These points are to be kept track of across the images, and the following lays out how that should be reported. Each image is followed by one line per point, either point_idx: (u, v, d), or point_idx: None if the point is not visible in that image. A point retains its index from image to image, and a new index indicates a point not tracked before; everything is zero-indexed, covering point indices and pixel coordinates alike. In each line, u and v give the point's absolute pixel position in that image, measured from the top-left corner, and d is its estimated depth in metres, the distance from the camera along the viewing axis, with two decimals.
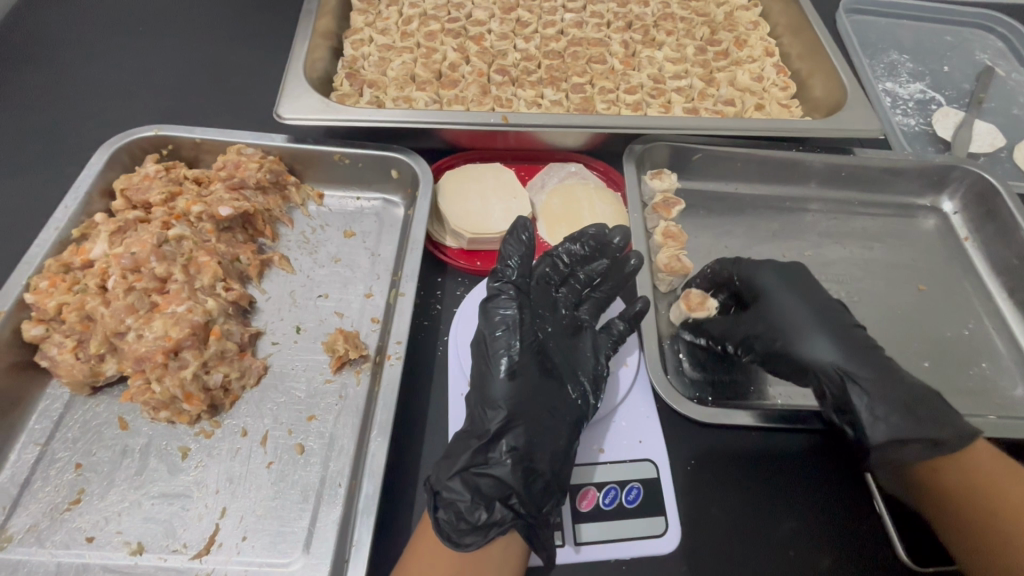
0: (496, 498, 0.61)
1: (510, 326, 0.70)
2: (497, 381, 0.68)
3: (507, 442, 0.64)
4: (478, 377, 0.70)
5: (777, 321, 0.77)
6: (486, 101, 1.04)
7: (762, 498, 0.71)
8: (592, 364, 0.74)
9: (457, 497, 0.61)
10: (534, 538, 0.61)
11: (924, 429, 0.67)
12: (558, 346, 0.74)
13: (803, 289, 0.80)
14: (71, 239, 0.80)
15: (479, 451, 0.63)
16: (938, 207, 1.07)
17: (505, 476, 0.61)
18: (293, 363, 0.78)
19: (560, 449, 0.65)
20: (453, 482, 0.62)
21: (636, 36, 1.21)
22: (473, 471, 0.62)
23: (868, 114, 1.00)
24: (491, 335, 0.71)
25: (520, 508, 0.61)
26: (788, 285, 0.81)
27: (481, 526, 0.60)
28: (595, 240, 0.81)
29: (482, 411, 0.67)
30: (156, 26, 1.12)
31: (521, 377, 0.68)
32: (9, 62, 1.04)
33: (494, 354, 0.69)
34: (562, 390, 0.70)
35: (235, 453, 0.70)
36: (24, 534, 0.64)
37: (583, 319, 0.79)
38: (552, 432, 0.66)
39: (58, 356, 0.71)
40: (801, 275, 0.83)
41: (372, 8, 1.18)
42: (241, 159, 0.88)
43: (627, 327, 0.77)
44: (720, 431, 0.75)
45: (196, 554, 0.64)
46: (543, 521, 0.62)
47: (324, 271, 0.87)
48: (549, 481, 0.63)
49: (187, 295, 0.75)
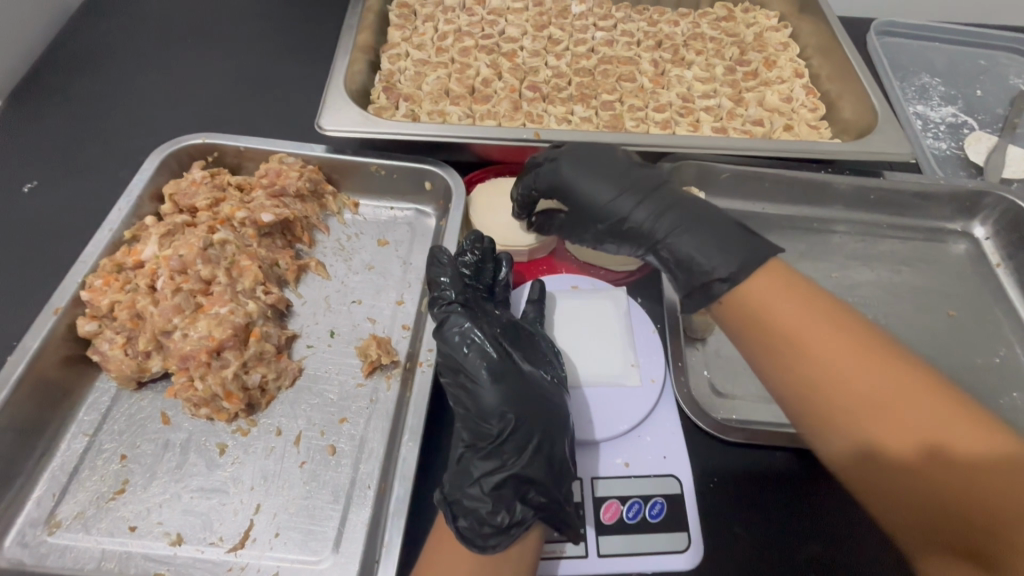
0: (516, 498, 0.63)
1: (471, 338, 0.71)
2: (484, 390, 0.68)
3: (517, 442, 0.65)
4: (457, 395, 0.71)
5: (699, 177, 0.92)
6: (518, 117, 1.07)
7: (784, 517, 0.71)
8: (547, 348, 0.77)
9: (478, 504, 0.62)
10: (563, 522, 0.64)
11: (704, 263, 0.70)
12: (515, 342, 0.75)
13: (589, 158, 0.82)
14: (123, 240, 0.84)
15: (492, 455, 0.65)
16: (969, 232, 1.06)
17: (524, 471, 0.63)
18: (327, 365, 0.81)
19: (557, 428, 0.67)
20: (472, 489, 0.63)
21: (666, 55, 1.24)
22: (492, 477, 0.64)
23: (900, 138, 1.00)
24: (459, 354, 0.70)
25: (540, 500, 0.63)
26: (584, 158, 0.82)
27: (506, 527, 0.60)
28: (472, 241, 0.83)
29: (475, 423, 0.68)
30: (205, 38, 1.18)
31: (505, 380, 0.68)
32: (67, 70, 1.10)
33: (474, 369, 0.69)
34: (536, 377, 0.71)
35: (269, 451, 0.73)
36: (71, 520, 0.67)
37: (510, 314, 0.81)
38: (552, 428, 0.66)
39: (109, 351, 0.74)
40: (588, 149, 0.83)
41: (409, 24, 1.22)
42: (283, 168, 0.92)
43: (540, 305, 0.83)
44: (744, 452, 0.76)
45: (232, 547, 0.66)
46: (565, 506, 0.64)
47: (358, 278, 0.90)
48: (567, 468, 0.66)
49: (229, 297, 0.78)
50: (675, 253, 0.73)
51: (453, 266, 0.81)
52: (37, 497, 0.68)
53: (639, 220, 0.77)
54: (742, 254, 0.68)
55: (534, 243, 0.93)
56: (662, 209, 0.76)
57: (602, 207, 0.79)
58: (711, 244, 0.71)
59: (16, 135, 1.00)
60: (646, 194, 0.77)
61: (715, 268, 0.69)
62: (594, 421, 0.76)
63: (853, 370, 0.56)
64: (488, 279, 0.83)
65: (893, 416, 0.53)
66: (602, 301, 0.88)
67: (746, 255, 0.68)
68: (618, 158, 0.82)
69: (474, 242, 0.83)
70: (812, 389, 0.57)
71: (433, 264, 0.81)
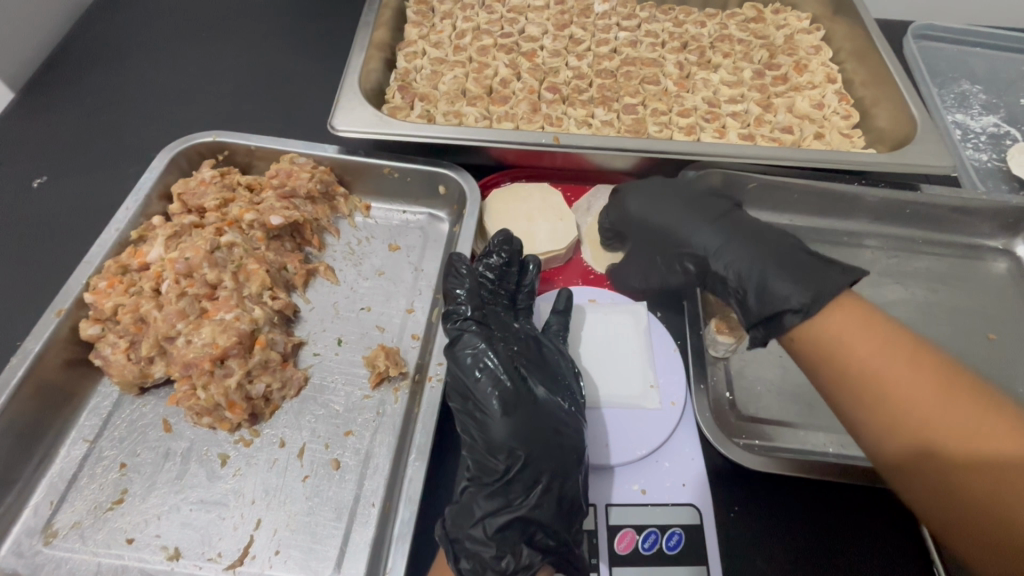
0: (522, 541, 0.61)
1: (482, 358, 0.67)
2: (494, 423, 0.63)
3: (525, 481, 0.63)
4: (464, 418, 0.67)
5: None
6: (536, 119, 1.03)
7: (808, 552, 0.67)
8: (564, 370, 0.73)
9: (481, 547, 0.60)
10: (570, 565, 0.62)
11: (774, 291, 0.66)
12: (530, 363, 0.71)
13: (654, 192, 0.82)
14: (129, 241, 0.82)
15: (500, 493, 0.62)
16: (1010, 250, 1.01)
17: (527, 514, 0.61)
18: (333, 375, 0.78)
19: (569, 464, 0.63)
20: (475, 530, 0.61)
21: (691, 57, 1.19)
22: (497, 518, 0.61)
23: (940, 149, 0.94)
24: (470, 380, 0.66)
25: (547, 543, 0.61)
26: (659, 190, 0.82)
27: (509, 571, 0.59)
28: (499, 245, 0.80)
29: (482, 454, 0.65)
30: (221, 32, 1.16)
31: (517, 412, 0.64)
32: (80, 64, 1.09)
33: (482, 398, 0.64)
34: (553, 408, 0.66)
35: (272, 463, 0.71)
36: (69, 530, 0.65)
37: (530, 326, 0.77)
38: (564, 464, 0.63)
39: (111, 355, 0.72)
40: (664, 182, 0.83)
41: (427, 21, 1.19)
42: (293, 168, 0.89)
43: (565, 317, 0.79)
44: (769, 483, 0.71)
45: (230, 564, 0.64)
46: (573, 547, 0.62)
47: (368, 284, 0.87)
48: (577, 507, 0.63)
49: (235, 303, 0.76)
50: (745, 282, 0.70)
51: (471, 276, 0.77)
52: (34, 505, 0.67)
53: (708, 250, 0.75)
54: (819, 285, 0.63)
55: (551, 252, 0.89)
56: (733, 239, 0.74)
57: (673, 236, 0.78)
58: (780, 273, 0.67)
59: (28, 128, 0.99)
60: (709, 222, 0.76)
61: (787, 296, 0.64)
62: (609, 445, 0.72)
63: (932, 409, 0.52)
64: (511, 285, 0.80)
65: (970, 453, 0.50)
66: (624, 318, 0.84)
67: (821, 286, 0.63)
68: (685, 189, 0.81)
69: (502, 243, 0.80)
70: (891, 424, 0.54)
71: (452, 274, 0.77)
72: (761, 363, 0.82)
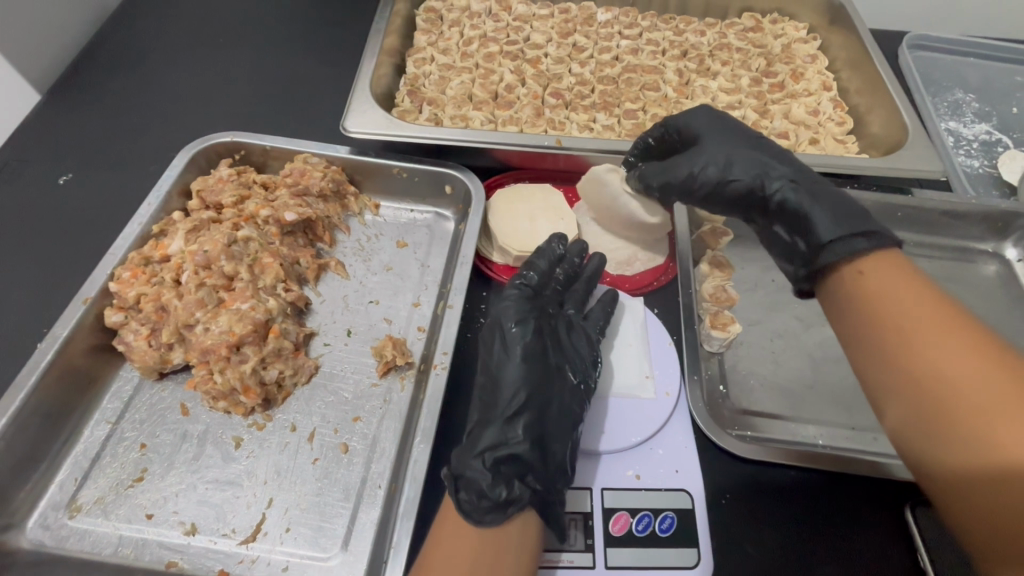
0: (515, 477, 0.63)
1: (515, 312, 0.76)
2: (512, 364, 0.71)
3: (525, 423, 0.67)
4: (487, 360, 0.73)
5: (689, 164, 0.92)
6: (540, 123, 1.07)
7: (793, 537, 0.70)
8: (587, 354, 0.77)
9: (478, 477, 0.62)
10: (548, 518, 0.64)
11: (857, 223, 0.69)
12: (556, 338, 0.77)
13: (729, 130, 0.85)
14: (151, 234, 0.86)
15: (502, 430, 0.66)
16: (1000, 253, 1.04)
17: (523, 453, 0.64)
18: (342, 364, 0.82)
19: (567, 430, 0.69)
20: (476, 462, 0.64)
21: (691, 65, 1.23)
22: (495, 452, 0.64)
23: (930, 155, 0.97)
24: (503, 325, 0.75)
25: (536, 484, 0.64)
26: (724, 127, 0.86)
27: (502, 503, 0.61)
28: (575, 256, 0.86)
29: (493, 397, 0.70)
30: (238, 38, 1.21)
31: (533, 363, 0.71)
32: (104, 67, 1.14)
33: (509, 342, 0.73)
34: (565, 380, 0.73)
35: (284, 446, 0.74)
36: (92, 505, 0.69)
37: (575, 314, 0.82)
38: (562, 422, 0.69)
39: (134, 342, 0.76)
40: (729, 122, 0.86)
41: (436, 29, 1.24)
42: (307, 168, 0.93)
43: (608, 308, 0.83)
44: (759, 473, 0.74)
45: (243, 540, 0.67)
46: (554, 500, 0.64)
47: (376, 278, 0.91)
48: (563, 464, 0.67)
49: (251, 294, 0.80)
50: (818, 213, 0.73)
51: (542, 255, 0.84)
52: (60, 481, 0.70)
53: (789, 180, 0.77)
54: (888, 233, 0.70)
55: None
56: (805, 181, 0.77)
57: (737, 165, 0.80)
58: (854, 213, 0.71)
59: (55, 128, 1.03)
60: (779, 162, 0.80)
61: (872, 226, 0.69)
62: (606, 432, 0.75)
63: (966, 389, 0.53)
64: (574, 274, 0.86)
65: (977, 442, 0.51)
66: (624, 316, 0.87)
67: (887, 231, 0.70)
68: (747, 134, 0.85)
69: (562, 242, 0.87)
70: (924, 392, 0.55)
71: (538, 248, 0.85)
72: (754, 359, 0.86)
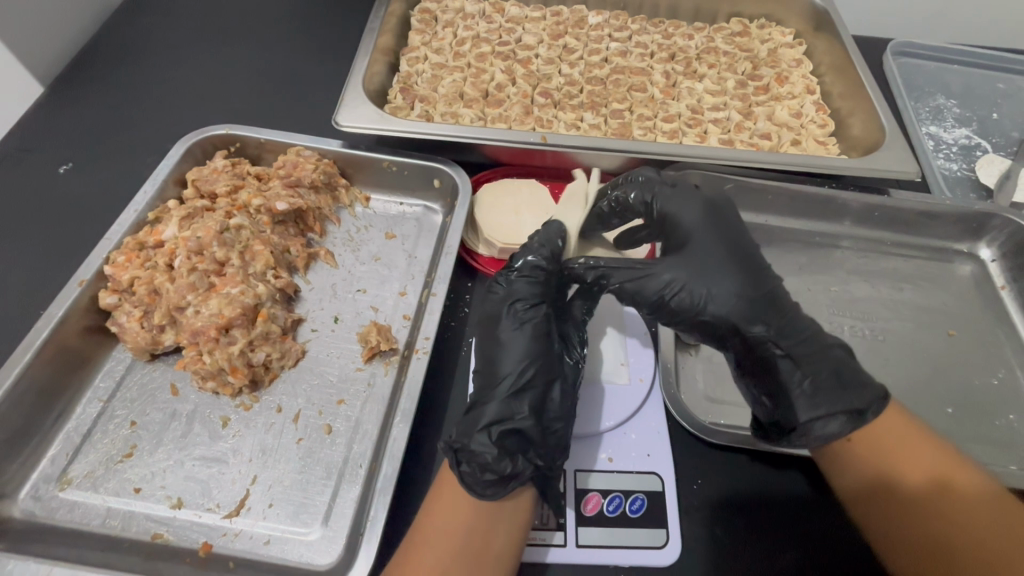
0: (518, 452, 0.66)
1: (525, 294, 0.78)
2: (519, 342, 0.74)
3: (529, 399, 0.70)
4: (493, 338, 0.76)
5: (662, 218, 0.82)
6: (528, 121, 1.10)
7: (761, 520, 0.72)
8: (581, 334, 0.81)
9: (483, 450, 0.65)
10: (546, 492, 0.67)
11: (834, 403, 0.70)
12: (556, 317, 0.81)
13: (712, 256, 0.76)
14: (146, 221, 0.89)
15: (507, 406, 0.69)
16: (975, 254, 1.06)
17: (525, 429, 0.68)
18: (328, 349, 0.84)
19: (568, 411, 0.72)
20: (480, 436, 0.66)
21: (678, 67, 1.26)
22: (499, 427, 0.67)
23: (905, 156, 1.00)
24: (511, 304, 0.78)
25: (539, 461, 0.67)
26: (713, 229, 0.79)
27: (505, 476, 0.64)
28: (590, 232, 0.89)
29: (494, 374, 0.73)
30: (238, 36, 1.25)
31: (538, 339, 0.75)
32: (105, 61, 1.17)
33: (515, 320, 0.77)
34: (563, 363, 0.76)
35: (269, 426, 0.77)
36: (82, 479, 0.71)
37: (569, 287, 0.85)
38: (562, 396, 0.73)
39: (126, 323, 0.79)
40: (716, 220, 0.80)
41: (430, 29, 1.27)
42: (299, 160, 0.96)
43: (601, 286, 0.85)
44: (729, 460, 0.76)
45: (227, 514, 0.70)
46: (554, 475, 0.68)
47: (364, 268, 0.94)
48: (562, 438, 0.70)
49: (241, 279, 0.83)
50: (795, 380, 0.72)
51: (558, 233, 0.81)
52: (51, 456, 0.73)
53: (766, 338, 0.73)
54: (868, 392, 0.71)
55: None
56: (782, 329, 0.74)
57: (717, 300, 0.74)
58: (830, 384, 0.71)
59: (57, 118, 1.07)
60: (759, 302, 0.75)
61: (851, 402, 0.70)
62: (582, 416, 0.78)
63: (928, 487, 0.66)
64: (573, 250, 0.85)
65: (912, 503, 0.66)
66: (602, 305, 0.89)
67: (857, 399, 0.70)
68: (729, 248, 0.77)
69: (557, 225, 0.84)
70: (927, 485, 0.66)
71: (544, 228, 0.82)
72: None
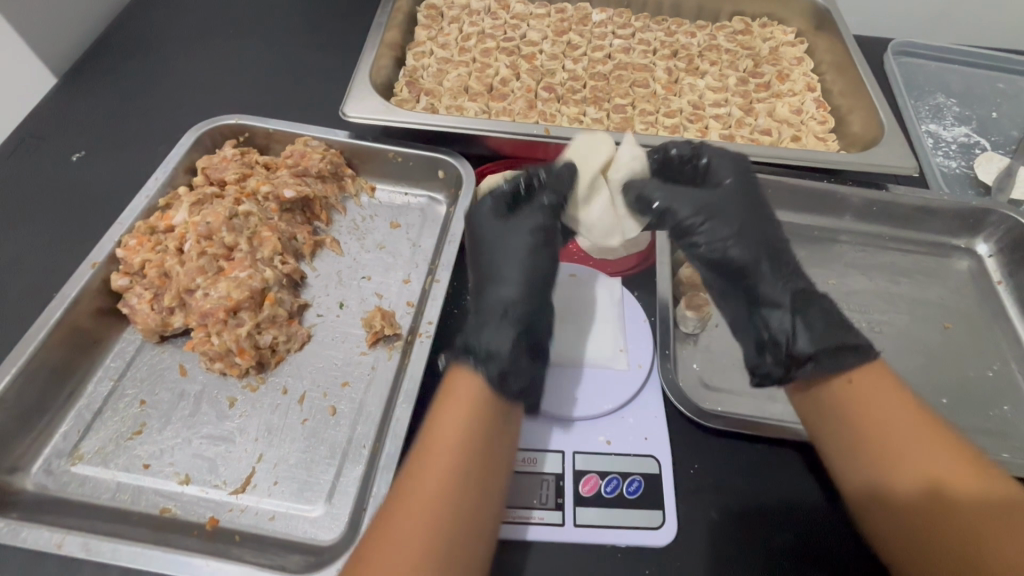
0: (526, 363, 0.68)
1: (536, 216, 0.79)
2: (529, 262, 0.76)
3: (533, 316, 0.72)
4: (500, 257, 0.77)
5: (708, 171, 0.85)
6: (532, 115, 1.12)
7: (757, 504, 0.73)
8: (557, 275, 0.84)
9: (501, 352, 0.66)
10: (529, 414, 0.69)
11: (842, 336, 0.70)
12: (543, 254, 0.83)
13: (741, 213, 0.80)
14: (157, 207, 0.91)
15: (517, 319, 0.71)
16: (972, 249, 1.07)
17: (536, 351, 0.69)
18: (334, 333, 0.86)
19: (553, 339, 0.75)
20: (497, 341, 0.67)
21: (680, 64, 1.28)
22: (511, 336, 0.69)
23: (903, 152, 1.02)
24: (523, 224, 0.79)
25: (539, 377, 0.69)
26: (749, 193, 0.82)
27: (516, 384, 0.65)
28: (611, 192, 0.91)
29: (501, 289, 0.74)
30: (247, 30, 1.27)
31: (543, 263, 0.77)
32: (117, 52, 1.19)
33: (524, 241, 0.77)
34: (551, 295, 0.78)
35: (275, 407, 0.78)
36: (93, 455, 0.73)
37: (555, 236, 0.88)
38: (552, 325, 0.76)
39: (137, 305, 0.81)
40: (754, 182, 0.85)
41: (436, 25, 1.29)
42: (307, 150, 0.98)
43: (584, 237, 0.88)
44: (726, 446, 0.78)
45: (233, 490, 0.71)
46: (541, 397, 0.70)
47: (369, 256, 0.96)
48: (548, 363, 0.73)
49: (249, 263, 0.84)
50: (810, 325, 0.72)
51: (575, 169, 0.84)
52: (63, 432, 0.75)
53: (777, 290, 0.76)
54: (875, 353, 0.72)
55: None
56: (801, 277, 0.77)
57: (733, 246, 0.78)
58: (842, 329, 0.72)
59: (70, 108, 1.09)
60: (778, 260, 0.78)
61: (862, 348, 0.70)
62: (581, 400, 0.79)
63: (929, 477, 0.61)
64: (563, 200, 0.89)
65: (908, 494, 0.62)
66: (578, 287, 0.91)
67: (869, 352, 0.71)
68: (759, 214, 0.81)
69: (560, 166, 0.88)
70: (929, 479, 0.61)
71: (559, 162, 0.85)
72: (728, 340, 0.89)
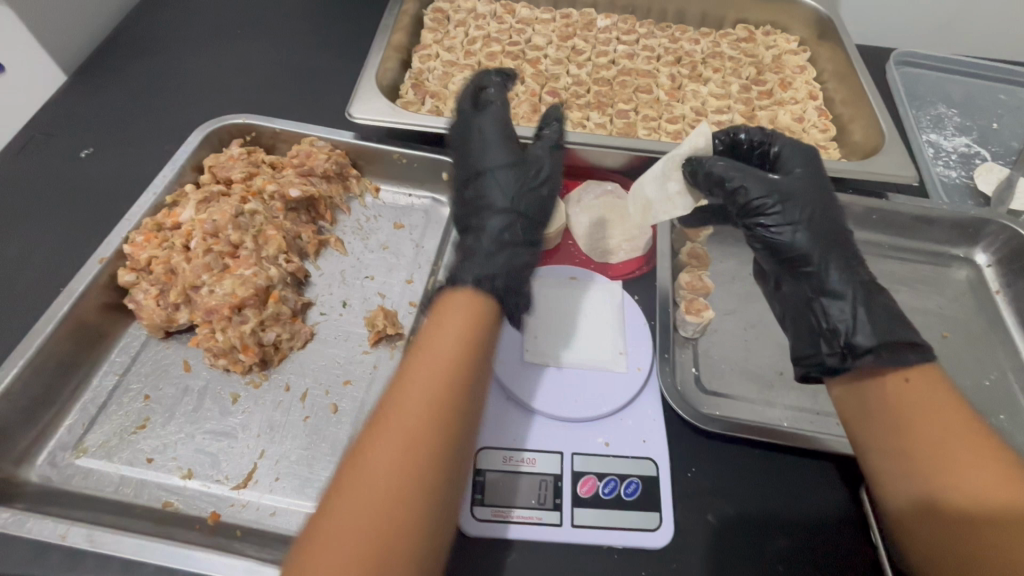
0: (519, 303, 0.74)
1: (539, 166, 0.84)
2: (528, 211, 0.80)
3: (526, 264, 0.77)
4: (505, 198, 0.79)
5: (782, 159, 0.86)
6: (535, 119, 1.14)
7: (754, 509, 0.73)
8: None
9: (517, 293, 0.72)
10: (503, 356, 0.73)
11: (902, 332, 0.70)
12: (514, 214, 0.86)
13: (811, 203, 0.79)
14: (164, 204, 0.92)
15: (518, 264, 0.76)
16: (971, 259, 1.08)
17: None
18: (337, 331, 0.87)
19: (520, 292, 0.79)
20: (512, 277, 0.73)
21: (683, 71, 1.29)
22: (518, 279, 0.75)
23: (904, 161, 1.02)
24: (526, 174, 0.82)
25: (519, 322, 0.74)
26: (818, 184, 0.81)
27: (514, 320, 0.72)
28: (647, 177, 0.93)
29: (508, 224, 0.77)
30: (256, 30, 1.28)
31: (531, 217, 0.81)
32: (126, 51, 1.20)
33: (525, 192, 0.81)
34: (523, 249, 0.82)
35: (277, 404, 0.79)
36: (97, 448, 0.74)
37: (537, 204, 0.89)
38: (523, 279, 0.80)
39: (143, 300, 0.82)
40: (824, 178, 0.83)
41: (442, 28, 1.30)
42: (313, 150, 1.00)
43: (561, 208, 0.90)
44: (723, 450, 0.78)
45: (235, 486, 0.72)
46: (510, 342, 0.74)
47: (373, 256, 0.97)
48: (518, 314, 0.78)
49: (254, 261, 0.85)
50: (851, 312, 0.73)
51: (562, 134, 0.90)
52: (68, 425, 0.75)
53: (838, 275, 0.75)
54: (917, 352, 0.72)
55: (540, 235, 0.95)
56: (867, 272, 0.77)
57: (795, 228, 0.78)
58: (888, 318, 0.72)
59: (79, 105, 1.10)
60: (841, 251, 0.77)
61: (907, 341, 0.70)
62: (580, 402, 0.80)
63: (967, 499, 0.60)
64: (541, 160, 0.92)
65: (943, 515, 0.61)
66: (551, 286, 0.92)
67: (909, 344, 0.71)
68: (828, 205, 0.80)
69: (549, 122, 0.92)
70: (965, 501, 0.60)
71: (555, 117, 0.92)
72: (726, 345, 0.90)
